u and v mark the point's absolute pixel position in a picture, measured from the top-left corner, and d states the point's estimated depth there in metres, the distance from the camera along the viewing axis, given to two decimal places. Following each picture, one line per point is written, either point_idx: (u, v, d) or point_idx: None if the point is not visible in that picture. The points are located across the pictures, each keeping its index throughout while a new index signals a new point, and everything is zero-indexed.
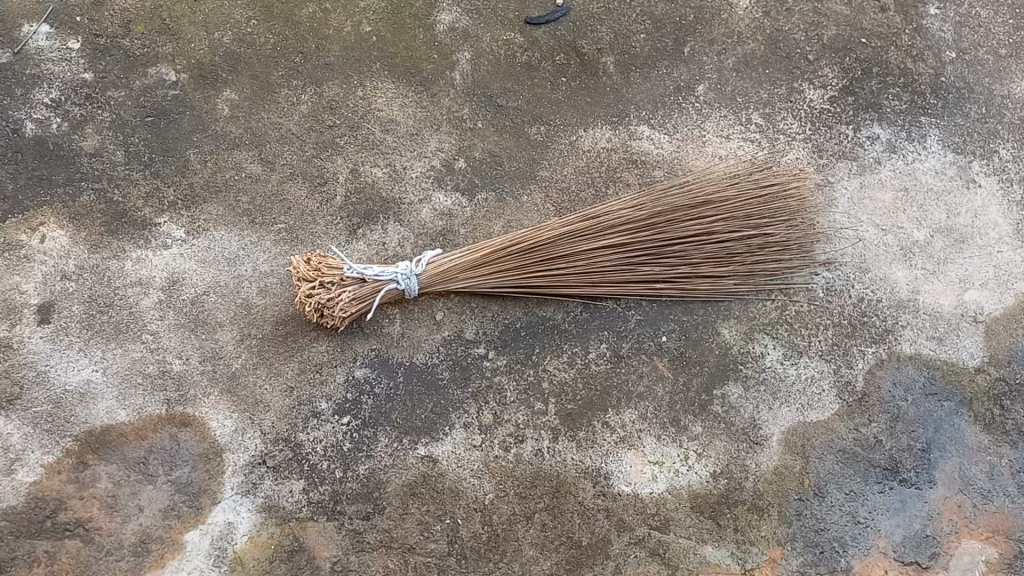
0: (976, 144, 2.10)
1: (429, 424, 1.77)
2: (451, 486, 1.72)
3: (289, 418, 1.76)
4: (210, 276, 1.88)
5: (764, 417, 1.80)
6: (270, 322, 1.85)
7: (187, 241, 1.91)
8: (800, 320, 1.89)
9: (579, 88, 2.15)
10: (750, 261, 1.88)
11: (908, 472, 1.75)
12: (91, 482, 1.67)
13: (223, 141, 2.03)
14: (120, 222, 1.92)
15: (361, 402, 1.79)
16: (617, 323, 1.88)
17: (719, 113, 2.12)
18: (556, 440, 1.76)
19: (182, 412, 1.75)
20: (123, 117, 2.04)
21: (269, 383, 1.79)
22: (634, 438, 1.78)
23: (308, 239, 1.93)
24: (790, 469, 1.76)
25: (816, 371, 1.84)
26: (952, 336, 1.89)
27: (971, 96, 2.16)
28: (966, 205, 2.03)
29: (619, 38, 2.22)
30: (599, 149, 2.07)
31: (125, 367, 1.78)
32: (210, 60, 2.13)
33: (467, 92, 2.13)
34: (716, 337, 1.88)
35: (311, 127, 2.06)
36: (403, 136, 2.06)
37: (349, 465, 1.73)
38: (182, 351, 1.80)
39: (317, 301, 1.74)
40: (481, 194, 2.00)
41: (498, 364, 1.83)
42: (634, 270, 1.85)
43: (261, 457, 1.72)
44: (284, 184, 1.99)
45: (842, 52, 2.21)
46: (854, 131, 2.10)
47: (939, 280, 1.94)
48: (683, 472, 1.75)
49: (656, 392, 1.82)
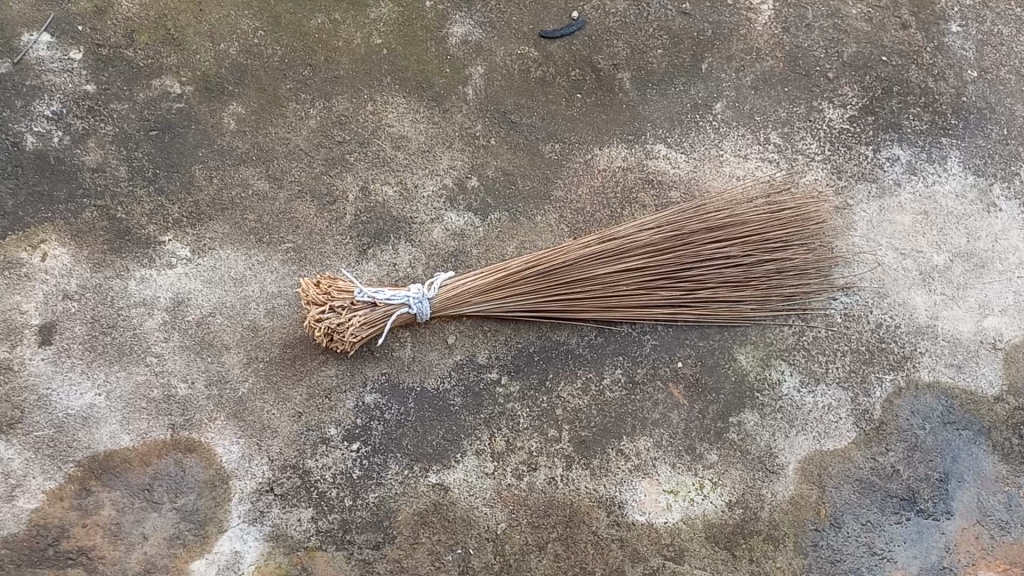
0: (997, 166, 2.07)
1: (441, 450, 1.73)
2: (462, 516, 1.68)
3: (298, 445, 1.72)
4: (216, 296, 1.84)
5: (780, 445, 1.77)
6: (279, 344, 1.81)
7: (192, 260, 1.87)
8: (817, 346, 1.86)
9: (595, 105, 2.11)
10: (767, 285, 1.85)
11: (925, 503, 1.72)
12: (94, 510, 1.64)
13: (229, 157, 1.99)
14: (123, 241, 1.88)
15: (371, 428, 1.75)
16: (631, 348, 1.85)
17: (737, 132, 2.08)
18: (569, 468, 1.73)
19: (187, 437, 1.71)
20: (126, 131, 2.00)
21: (277, 408, 1.75)
22: (649, 465, 1.74)
23: (317, 259, 1.89)
24: (806, 499, 1.72)
25: (833, 399, 1.81)
26: (970, 363, 1.85)
27: (993, 117, 2.13)
28: (986, 229, 2.00)
29: (635, 53, 2.18)
30: (615, 168, 2.03)
31: (129, 391, 1.74)
32: (215, 73, 2.08)
33: (481, 107, 2.08)
34: (733, 363, 1.85)
35: (320, 142, 2.02)
36: (415, 153, 2.02)
37: (359, 492, 1.69)
38: (187, 375, 1.77)
39: (327, 325, 1.71)
40: (493, 214, 1.96)
41: (511, 390, 1.79)
42: (649, 295, 1.82)
43: (268, 484, 1.68)
44: (292, 202, 1.95)
45: (863, 70, 2.18)
46: (874, 152, 2.07)
47: (957, 305, 1.91)
48: (698, 502, 1.71)
49: (672, 419, 1.79)
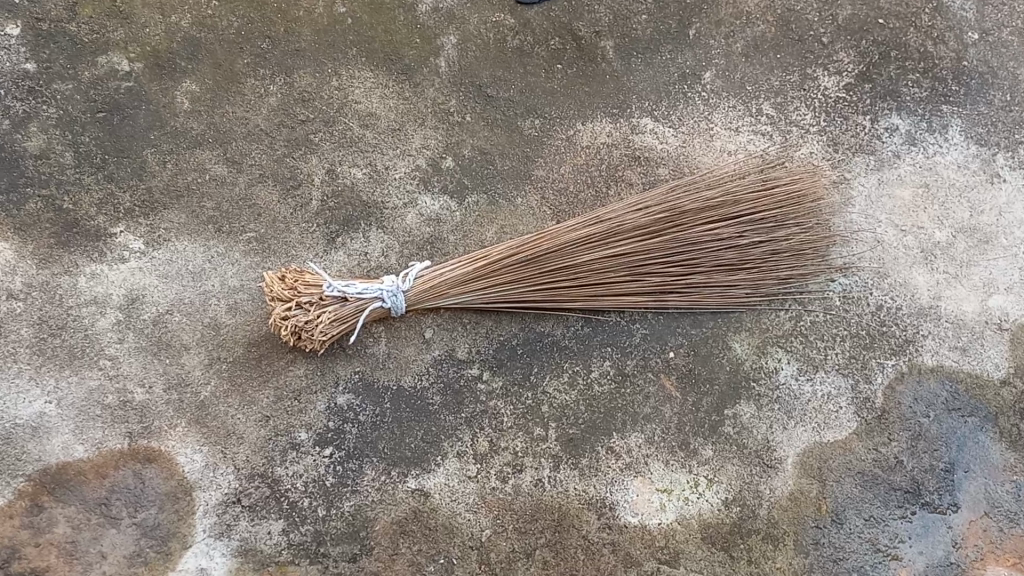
0: (1001, 134, 1.96)
1: (419, 454, 1.63)
2: (444, 523, 1.59)
3: (266, 451, 1.61)
4: (173, 292, 1.71)
5: (778, 438, 1.68)
6: (242, 344, 1.68)
7: (146, 254, 1.74)
8: (815, 331, 1.76)
9: (577, 77, 1.96)
10: (763, 268, 1.74)
11: (930, 495, 1.64)
12: (47, 527, 1.52)
13: (184, 140, 1.84)
14: (70, 234, 1.74)
15: (344, 432, 1.64)
16: (621, 339, 1.74)
17: (728, 103, 1.96)
18: (556, 469, 1.63)
19: (146, 445, 1.59)
20: (71, 113, 1.84)
21: (242, 412, 1.63)
22: (641, 464, 1.65)
23: (281, 249, 1.76)
24: (806, 495, 1.64)
25: (833, 387, 1.72)
26: (975, 346, 1.76)
27: (995, 82, 2.01)
28: (990, 201, 1.89)
29: (618, 19, 2.02)
30: (599, 145, 1.90)
31: (81, 398, 1.61)
32: (167, 48, 1.91)
33: (454, 80, 1.94)
34: (727, 351, 1.74)
35: (281, 122, 1.87)
36: (384, 132, 1.88)
37: (333, 502, 1.59)
38: (144, 379, 1.64)
39: (294, 324, 1.59)
40: (471, 197, 1.84)
41: (493, 387, 1.68)
42: (639, 281, 1.70)
43: (235, 495, 1.58)
44: (253, 188, 1.81)
45: (859, 34, 2.03)
46: (872, 122, 1.95)
47: (961, 284, 1.81)
48: (693, 501, 1.62)
49: (664, 413, 1.69)
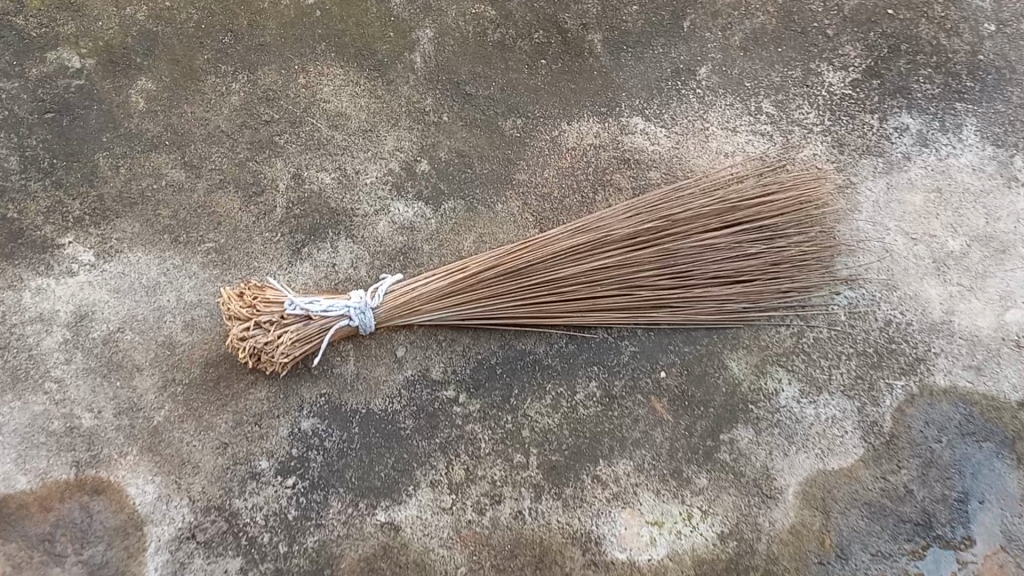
0: (1020, 134, 1.81)
1: (389, 484, 1.50)
2: (415, 560, 1.44)
3: (222, 482, 1.48)
4: (125, 308, 1.59)
5: (779, 465, 1.53)
6: (199, 364, 1.56)
7: (96, 266, 1.62)
8: (818, 349, 1.63)
9: (563, 73, 1.85)
10: (763, 280, 1.61)
11: (942, 529, 1.46)
12: None
13: (139, 142, 1.73)
14: (14, 245, 1.62)
15: (309, 460, 1.51)
16: (608, 357, 1.62)
17: (725, 101, 1.82)
18: (538, 500, 1.50)
19: (94, 476, 1.46)
20: (17, 115, 1.74)
21: (198, 439, 1.51)
22: (629, 494, 1.51)
23: (241, 260, 1.63)
24: (808, 528, 1.47)
25: (838, 410, 1.58)
26: (991, 364, 1.60)
27: (1014, 77, 1.87)
28: (1007, 207, 1.74)
29: (607, 11, 1.94)
30: (585, 146, 1.77)
31: (24, 425, 1.49)
32: (121, 42, 1.84)
33: (430, 77, 1.83)
34: (723, 371, 1.62)
35: (244, 123, 1.76)
36: (355, 133, 1.76)
37: (295, 537, 1.45)
38: (92, 403, 1.52)
39: (252, 344, 1.46)
40: (447, 203, 1.70)
41: (470, 411, 1.56)
42: (628, 295, 1.58)
43: (189, 530, 1.44)
44: (212, 194, 1.69)
45: (865, 26, 1.94)
46: (880, 121, 1.82)
47: (976, 297, 1.66)
48: (686, 534, 1.47)
49: (654, 438, 1.56)
